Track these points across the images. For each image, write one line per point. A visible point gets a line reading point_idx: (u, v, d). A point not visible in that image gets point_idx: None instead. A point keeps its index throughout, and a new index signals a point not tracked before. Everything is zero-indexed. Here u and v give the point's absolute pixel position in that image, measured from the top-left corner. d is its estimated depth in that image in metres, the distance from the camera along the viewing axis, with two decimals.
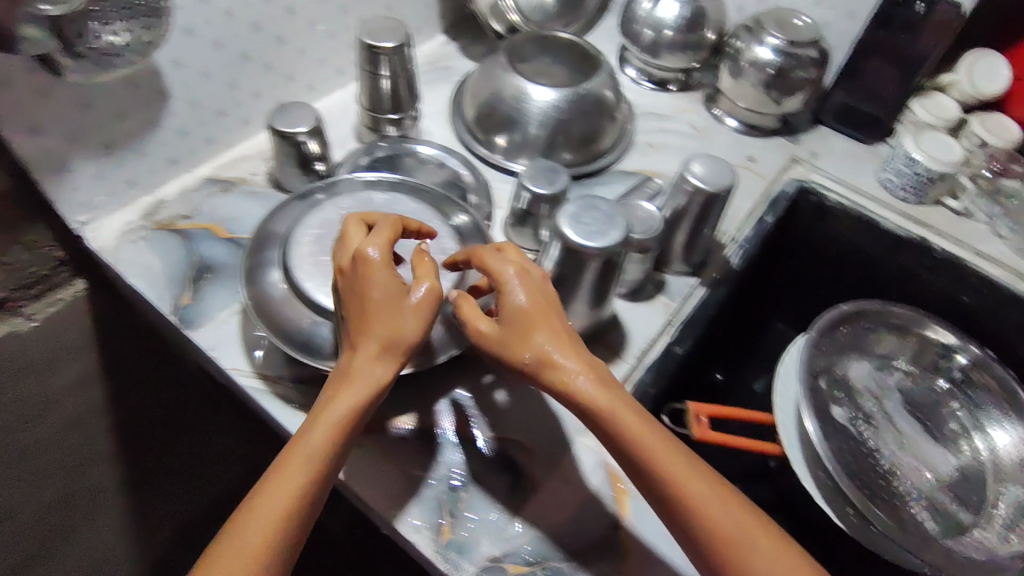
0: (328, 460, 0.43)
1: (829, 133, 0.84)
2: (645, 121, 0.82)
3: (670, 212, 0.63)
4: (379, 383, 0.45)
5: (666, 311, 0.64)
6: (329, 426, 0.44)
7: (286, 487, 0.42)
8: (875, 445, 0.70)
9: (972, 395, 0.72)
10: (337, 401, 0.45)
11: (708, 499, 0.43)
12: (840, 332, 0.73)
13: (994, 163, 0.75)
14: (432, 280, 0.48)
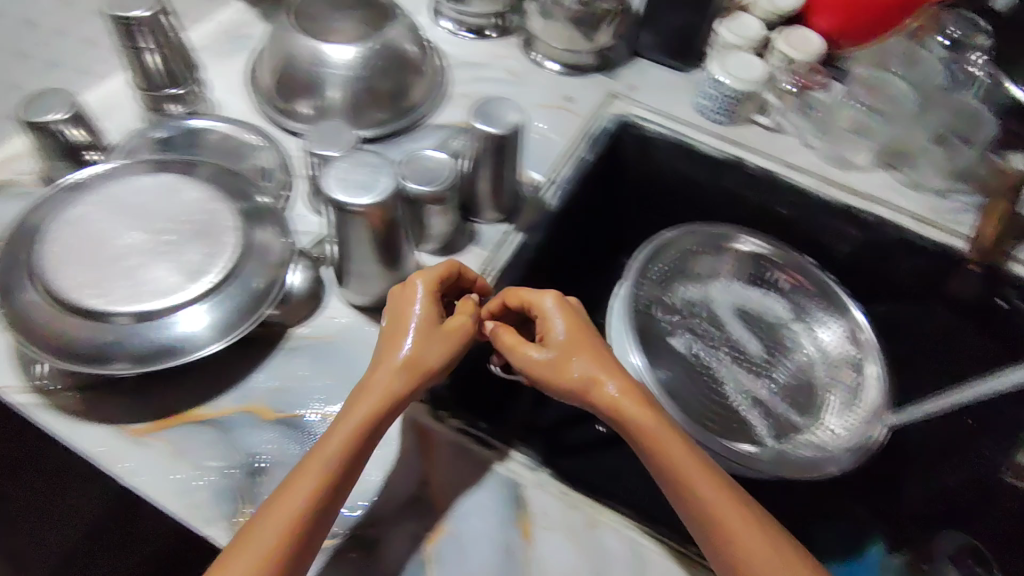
0: (345, 470, 0.44)
1: (648, 65, 0.83)
2: (461, 71, 0.80)
3: (471, 159, 0.62)
4: (394, 396, 0.46)
5: (479, 260, 0.64)
6: (343, 437, 0.45)
7: (311, 486, 0.42)
8: (713, 359, 0.74)
9: (798, 296, 0.77)
10: (354, 412, 0.46)
11: (717, 497, 0.45)
12: (666, 259, 0.79)
13: (796, 79, 0.77)
14: (470, 317, 0.52)
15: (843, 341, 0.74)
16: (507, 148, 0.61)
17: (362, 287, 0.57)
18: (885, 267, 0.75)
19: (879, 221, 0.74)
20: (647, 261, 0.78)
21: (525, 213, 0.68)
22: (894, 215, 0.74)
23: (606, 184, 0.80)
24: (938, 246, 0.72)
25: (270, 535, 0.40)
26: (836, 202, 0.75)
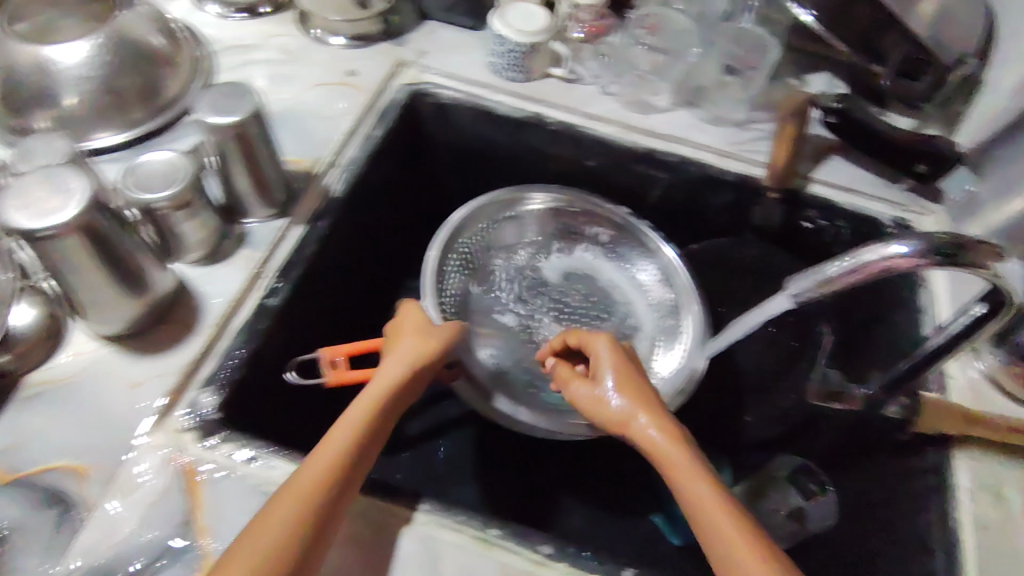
0: (327, 491, 0.44)
1: (437, 26, 0.79)
2: (229, 56, 0.74)
3: (216, 155, 0.56)
4: (371, 414, 0.49)
5: (251, 264, 0.59)
6: (332, 455, 0.46)
7: (314, 469, 0.44)
8: (534, 322, 0.75)
9: (614, 245, 0.78)
10: (327, 447, 0.46)
11: (703, 483, 0.45)
12: (478, 234, 0.76)
13: (582, 24, 0.74)
14: (442, 341, 0.57)
15: (659, 281, 0.76)
16: (253, 137, 0.55)
17: (105, 320, 0.52)
18: (695, 203, 0.76)
19: (681, 160, 0.72)
20: (460, 229, 0.73)
21: (304, 203, 0.64)
22: (696, 153, 0.73)
23: (410, 157, 0.76)
24: (741, 178, 0.72)
25: (282, 504, 0.42)
26: (640, 147, 0.73)
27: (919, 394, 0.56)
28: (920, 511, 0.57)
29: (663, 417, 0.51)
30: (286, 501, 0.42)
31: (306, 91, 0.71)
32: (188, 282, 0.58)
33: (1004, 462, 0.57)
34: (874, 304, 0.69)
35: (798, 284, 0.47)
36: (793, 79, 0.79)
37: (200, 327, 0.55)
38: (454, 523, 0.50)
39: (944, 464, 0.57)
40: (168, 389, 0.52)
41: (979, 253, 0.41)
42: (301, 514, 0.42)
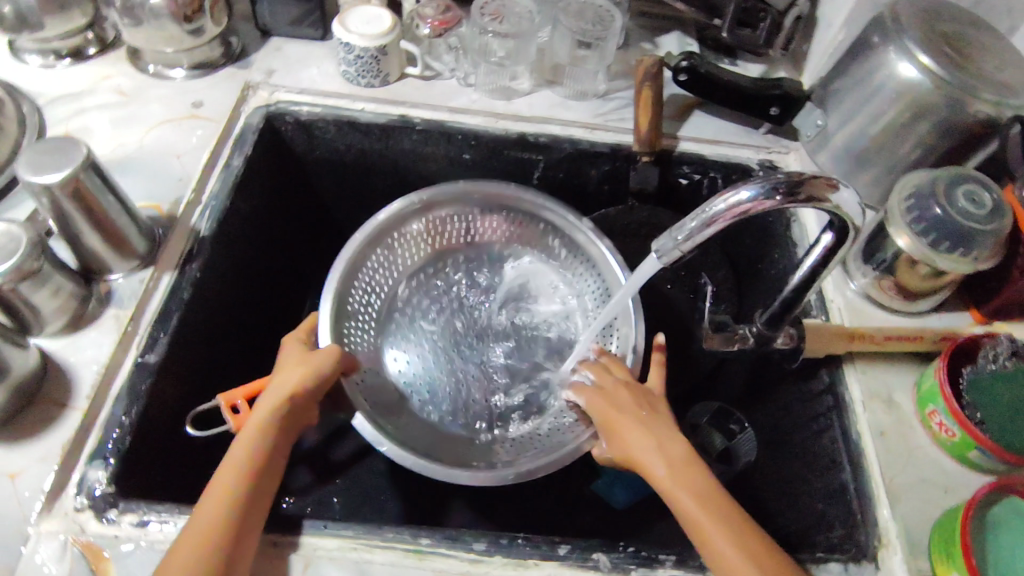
0: (214, 538, 0.43)
1: (283, 42, 0.77)
2: (58, 107, 0.68)
3: (56, 216, 0.52)
4: (253, 450, 0.48)
5: (120, 323, 0.56)
6: (214, 503, 0.44)
7: (212, 503, 0.44)
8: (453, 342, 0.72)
9: (514, 222, 0.72)
10: (215, 490, 0.45)
11: (673, 481, 0.47)
12: (369, 266, 0.68)
13: (425, 18, 0.73)
14: (307, 358, 0.54)
15: (570, 253, 0.71)
16: (92, 190, 0.51)
17: None
18: (574, 178, 0.77)
19: (552, 140, 0.73)
20: (343, 288, 0.64)
21: (169, 248, 0.60)
22: (565, 129, 0.74)
23: (280, 178, 0.74)
24: (614, 146, 0.73)
25: (177, 558, 0.42)
26: (511, 132, 0.73)
27: (799, 321, 0.59)
28: (826, 429, 0.60)
29: (634, 418, 0.51)
30: (172, 569, 0.41)
31: (151, 131, 0.67)
32: (53, 356, 0.53)
33: (890, 368, 0.61)
34: (755, 245, 0.73)
35: (662, 243, 0.47)
36: (644, 43, 0.81)
37: (75, 401, 0.51)
38: (380, 543, 0.49)
39: (839, 381, 0.60)
40: (52, 471, 0.48)
41: (814, 186, 0.44)
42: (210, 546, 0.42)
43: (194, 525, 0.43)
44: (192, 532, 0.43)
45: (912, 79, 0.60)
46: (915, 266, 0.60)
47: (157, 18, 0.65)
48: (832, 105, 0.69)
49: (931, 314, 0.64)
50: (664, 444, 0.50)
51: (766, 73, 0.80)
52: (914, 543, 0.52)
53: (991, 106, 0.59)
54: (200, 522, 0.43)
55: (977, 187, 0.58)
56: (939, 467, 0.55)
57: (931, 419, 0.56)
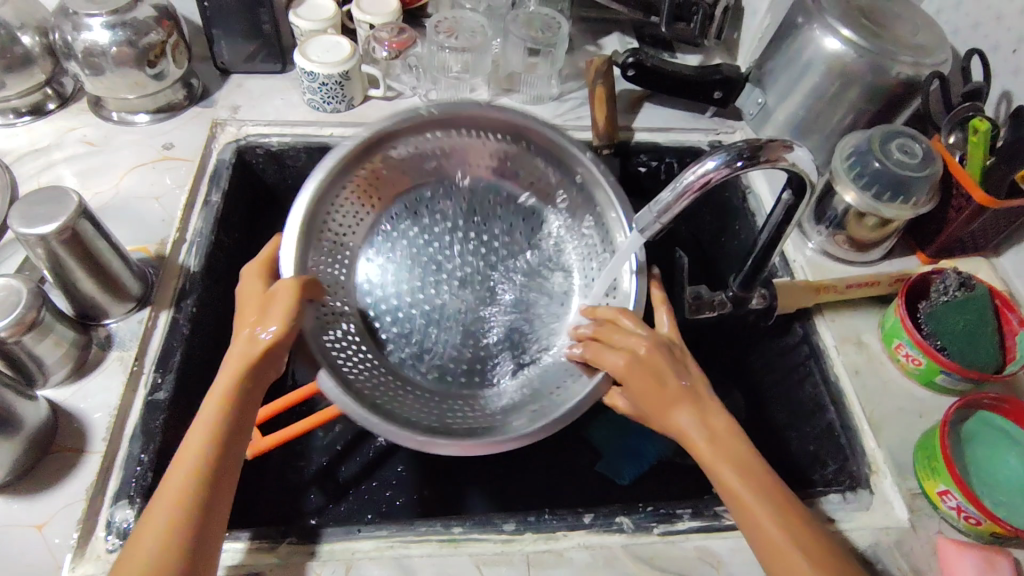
0: (183, 518, 0.41)
1: (243, 78, 0.79)
2: (27, 163, 0.68)
3: (52, 264, 0.52)
4: (222, 412, 0.46)
5: (125, 365, 0.56)
6: (186, 471, 0.43)
7: (178, 476, 0.43)
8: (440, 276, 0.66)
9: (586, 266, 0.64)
10: (184, 457, 0.44)
11: (738, 474, 0.46)
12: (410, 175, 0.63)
13: (383, 44, 0.75)
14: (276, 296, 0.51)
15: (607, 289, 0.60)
16: (88, 235, 0.52)
17: None
18: None
19: None
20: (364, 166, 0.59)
21: (162, 286, 0.61)
22: None
23: (256, 210, 0.75)
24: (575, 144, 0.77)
25: (147, 535, 0.41)
26: None
27: (770, 281, 0.64)
28: (808, 377, 0.65)
29: (698, 410, 0.49)
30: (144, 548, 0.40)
31: (126, 177, 0.68)
32: (61, 405, 0.53)
33: (854, 314, 0.66)
34: (717, 221, 0.78)
35: (642, 220, 0.51)
36: (589, 46, 0.86)
37: (92, 445, 0.52)
38: (414, 535, 0.51)
39: (812, 331, 0.65)
40: (81, 516, 0.49)
41: (771, 149, 0.48)
42: (169, 528, 0.41)
43: (158, 507, 0.42)
44: (152, 519, 0.41)
45: (839, 51, 0.66)
46: (863, 219, 0.66)
47: (120, 66, 0.66)
48: (770, 83, 0.75)
49: (884, 260, 0.70)
50: (694, 412, 0.49)
51: (704, 62, 0.86)
52: (901, 466, 0.57)
53: (910, 66, 0.65)
54: (157, 506, 0.42)
55: (908, 139, 0.64)
56: (911, 395, 0.61)
57: (898, 352, 0.61)
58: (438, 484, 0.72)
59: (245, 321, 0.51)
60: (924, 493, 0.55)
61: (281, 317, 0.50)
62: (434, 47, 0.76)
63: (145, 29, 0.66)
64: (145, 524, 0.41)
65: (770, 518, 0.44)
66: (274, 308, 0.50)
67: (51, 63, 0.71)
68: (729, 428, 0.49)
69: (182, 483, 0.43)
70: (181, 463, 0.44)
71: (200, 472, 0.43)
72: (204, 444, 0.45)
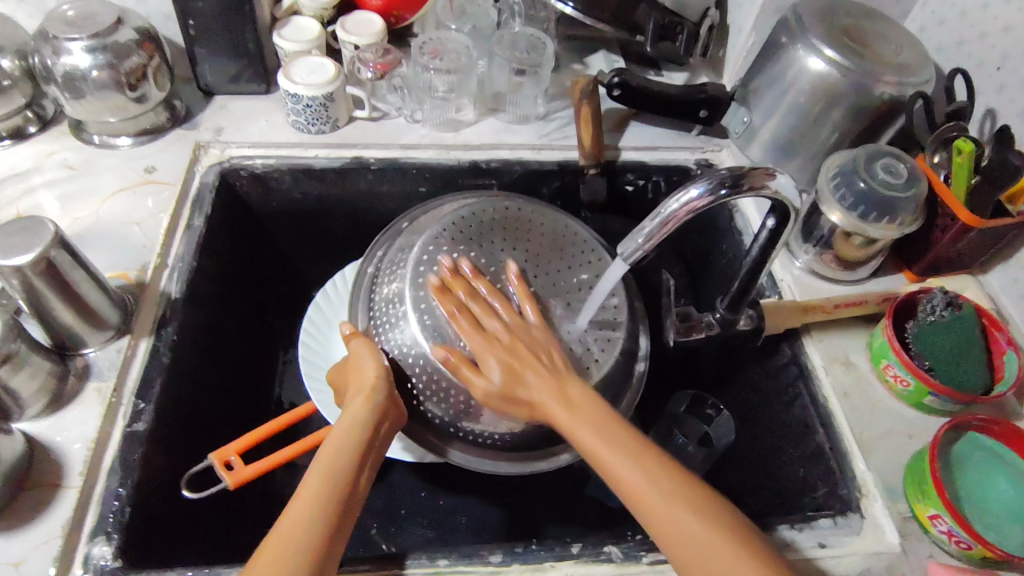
0: (327, 520, 0.43)
1: (227, 99, 0.78)
2: (7, 187, 0.68)
3: (27, 294, 0.51)
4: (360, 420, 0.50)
5: (103, 396, 0.55)
6: (326, 471, 0.46)
7: (317, 481, 0.45)
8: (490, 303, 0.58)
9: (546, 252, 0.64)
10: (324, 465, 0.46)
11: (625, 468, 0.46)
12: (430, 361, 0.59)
13: (369, 65, 0.76)
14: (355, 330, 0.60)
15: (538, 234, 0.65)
16: (64, 264, 0.51)
17: None
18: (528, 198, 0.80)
19: (503, 164, 0.76)
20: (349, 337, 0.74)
21: (142, 314, 0.60)
22: (514, 152, 0.77)
23: (240, 233, 0.74)
24: (561, 163, 0.77)
25: (293, 528, 0.42)
26: (463, 161, 0.76)
27: (756, 302, 0.63)
28: (796, 398, 0.64)
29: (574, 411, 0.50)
30: (278, 546, 0.41)
31: (107, 201, 0.67)
32: (37, 438, 0.52)
33: (843, 334, 0.66)
34: (703, 239, 0.78)
35: (627, 245, 0.50)
36: (575, 65, 0.86)
37: (69, 479, 0.51)
38: (399, 569, 0.49)
39: (800, 351, 0.65)
40: (56, 554, 0.47)
41: (754, 177, 0.48)
42: (308, 528, 0.42)
43: (295, 516, 0.42)
44: (283, 528, 0.42)
45: (822, 71, 0.67)
46: (849, 238, 0.66)
47: (101, 89, 0.66)
48: (754, 102, 0.75)
49: (870, 279, 0.70)
50: (580, 404, 0.50)
51: (690, 80, 0.86)
52: (891, 490, 0.56)
53: (894, 87, 0.66)
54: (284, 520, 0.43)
55: (893, 159, 0.64)
56: (900, 415, 0.61)
57: (887, 372, 0.61)
58: (425, 513, 0.71)
59: (355, 379, 0.55)
60: (914, 517, 0.54)
61: (380, 367, 0.55)
62: (419, 68, 0.76)
63: (126, 52, 0.65)
64: (274, 537, 0.41)
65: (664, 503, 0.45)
66: (370, 364, 0.55)
67: (32, 86, 0.71)
68: (606, 413, 0.50)
69: (313, 500, 0.43)
70: (314, 478, 0.45)
71: (338, 485, 0.45)
72: (330, 465, 0.46)
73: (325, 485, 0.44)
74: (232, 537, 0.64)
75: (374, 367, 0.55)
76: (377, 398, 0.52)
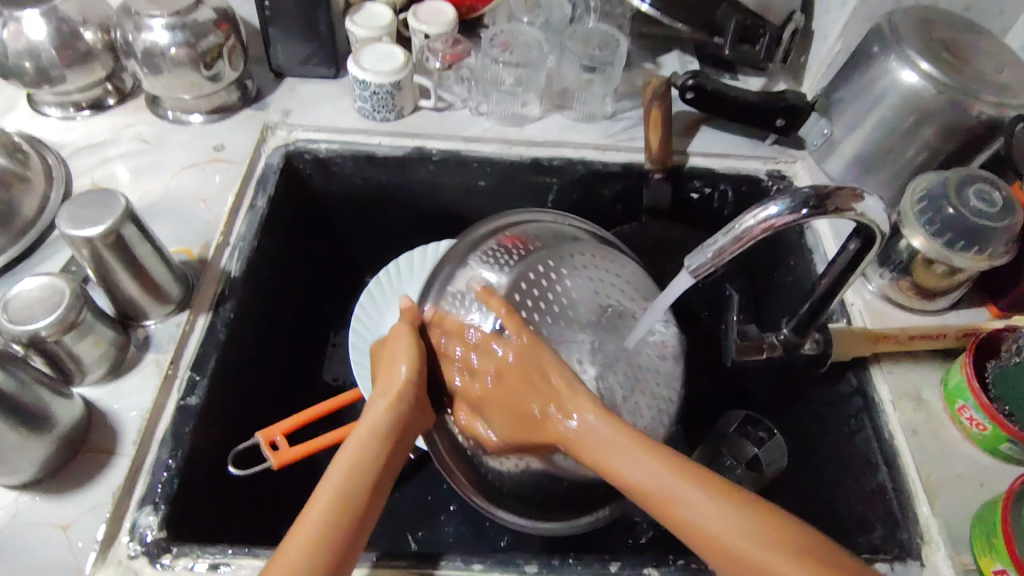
0: (337, 534, 0.42)
1: (297, 82, 0.79)
2: (84, 156, 0.70)
3: (95, 264, 0.53)
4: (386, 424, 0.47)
5: (160, 368, 0.56)
6: (340, 479, 0.44)
7: (334, 489, 0.43)
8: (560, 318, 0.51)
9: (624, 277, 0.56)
10: (336, 471, 0.44)
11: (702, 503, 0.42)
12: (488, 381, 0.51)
13: (437, 53, 0.75)
14: (410, 310, 0.52)
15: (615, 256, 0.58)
16: (132, 237, 0.53)
17: (11, 466, 0.47)
18: (589, 198, 0.78)
19: (566, 162, 0.75)
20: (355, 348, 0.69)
21: (202, 290, 0.61)
22: (577, 151, 0.75)
23: (300, 214, 0.75)
24: (625, 165, 0.75)
25: (294, 545, 0.41)
26: (525, 158, 0.74)
27: (825, 326, 0.60)
28: (859, 431, 0.61)
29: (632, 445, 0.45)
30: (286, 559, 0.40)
31: (176, 176, 0.69)
32: (96, 404, 0.54)
33: (914, 367, 0.62)
34: (771, 253, 0.74)
35: (694, 258, 0.47)
36: (646, 64, 0.84)
37: (122, 447, 0.52)
38: (431, 569, 0.49)
39: (867, 382, 0.61)
40: (105, 519, 0.49)
41: (840, 197, 0.45)
42: (318, 551, 0.41)
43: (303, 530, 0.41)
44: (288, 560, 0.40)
45: (915, 86, 0.62)
46: (931, 266, 0.61)
47: (177, 66, 0.67)
48: (836, 113, 0.71)
49: (950, 311, 0.65)
50: (615, 421, 0.46)
51: (767, 86, 0.82)
52: (957, 539, 0.53)
53: (993, 106, 0.61)
54: (292, 550, 0.41)
55: (987, 185, 0.60)
56: (971, 460, 0.57)
57: (961, 414, 0.57)
58: (461, 510, 0.71)
59: (386, 371, 0.50)
60: (979, 571, 0.51)
61: (414, 368, 0.49)
62: (488, 60, 0.74)
63: (204, 31, 0.66)
64: (281, 565, 0.40)
65: (739, 546, 0.40)
66: (404, 361, 0.49)
67: (113, 59, 0.73)
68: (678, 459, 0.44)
69: (322, 515, 0.42)
70: (322, 496, 0.43)
71: (353, 496, 0.43)
72: (342, 488, 0.43)
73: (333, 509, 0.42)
74: (271, 515, 0.65)
75: (410, 367, 0.49)
76: (400, 409, 0.47)
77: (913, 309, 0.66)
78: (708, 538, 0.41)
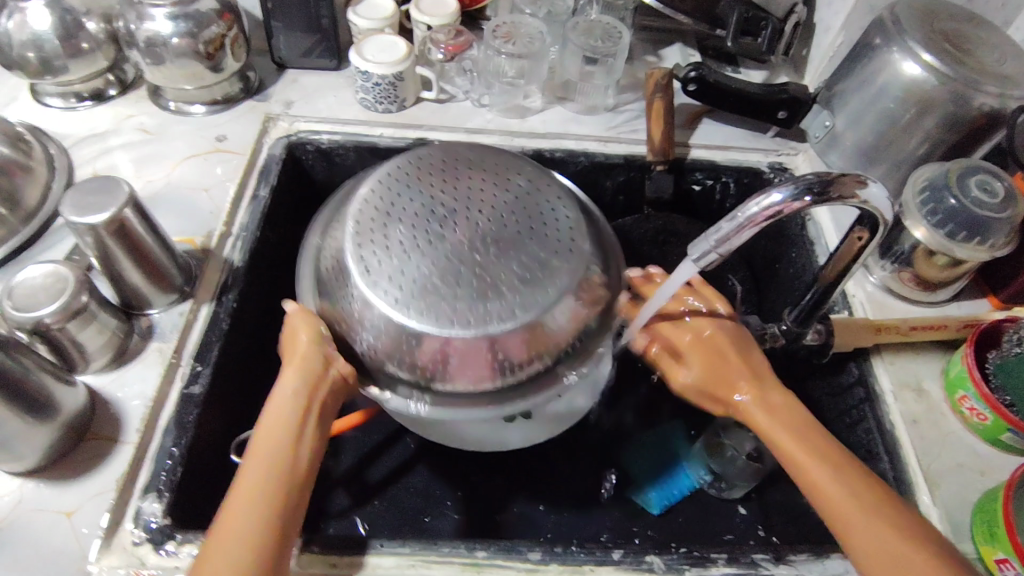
0: (271, 501, 0.44)
1: (299, 73, 0.79)
2: (86, 147, 0.70)
3: (98, 252, 0.53)
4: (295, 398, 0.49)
5: (163, 357, 0.56)
6: (259, 455, 0.46)
7: (257, 464, 0.45)
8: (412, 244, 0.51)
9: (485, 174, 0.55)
10: (258, 449, 0.46)
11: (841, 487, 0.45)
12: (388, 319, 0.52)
13: (439, 44, 0.75)
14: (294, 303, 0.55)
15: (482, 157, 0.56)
16: (135, 225, 0.53)
17: (14, 453, 0.47)
18: (591, 190, 0.78)
19: (568, 154, 0.75)
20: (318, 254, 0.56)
21: (204, 280, 0.61)
22: (579, 143, 0.75)
23: (302, 205, 0.75)
24: (627, 157, 0.75)
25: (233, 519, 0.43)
26: (527, 149, 0.74)
27: (826, 316, 0.61)
28: (861, 421, 0.61)
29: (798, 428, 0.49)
30: (224, 530, 0.42)
31: (178, 166, 0.69)
32: (99, 392, 0.54)
33: (915, 358, 0.62)
34: (773, 245, 0.74)
35: (697, 247, 0.48)
36: (648, 57, 0.84)
37: (126, 435, 0.52)
38: (435, 556, 0.49)
39: (868, 372, 0.61)
40: (109, 506, 0.49)
41: (843, 184, 0.45)
42: (251, 517, 0.43)
43: (238, 503, 0.44)
44: (238, 518, 0.43)
45: (918, 77, 0.62)
46: (932, 257, 0.62)
47: (180, 57, 0.67)
48: (839, 105, 0.71)
49: (951, 302, 0.66)
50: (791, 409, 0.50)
51: (769, 79, 0.82)
52: (959, 528, 0.53)
53: (995, 97, 0.61)
54: (239, 508, 0.43)
55: (989, 176, 0.60)
56: (972, 450, 0.57)
57: (962, 404, 0.57)
58: (463, 501, 0.71)
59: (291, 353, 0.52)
60: (980, 559, 0.51)
61: (312, 345, 0.52)
62: (491, 52, 0.74)
63: (206, 21, 0.66)
64: (220, 536, 0.42)
65: (876, 525, 0.44)
66: (301, 338, 0.52)
67: (115, 50, 0.72)
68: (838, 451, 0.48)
69: (250, 486, 0.44)
70: (247, 472, 0.45)
71: (274, 467, 0.45)
72: (263, 462, 0.45)
73: (266, 471, 0.45)
74: None
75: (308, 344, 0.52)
76: (307, 383, 0.50)
77: (913, 300, 0.66)
78: (837, 514, 0.45)
